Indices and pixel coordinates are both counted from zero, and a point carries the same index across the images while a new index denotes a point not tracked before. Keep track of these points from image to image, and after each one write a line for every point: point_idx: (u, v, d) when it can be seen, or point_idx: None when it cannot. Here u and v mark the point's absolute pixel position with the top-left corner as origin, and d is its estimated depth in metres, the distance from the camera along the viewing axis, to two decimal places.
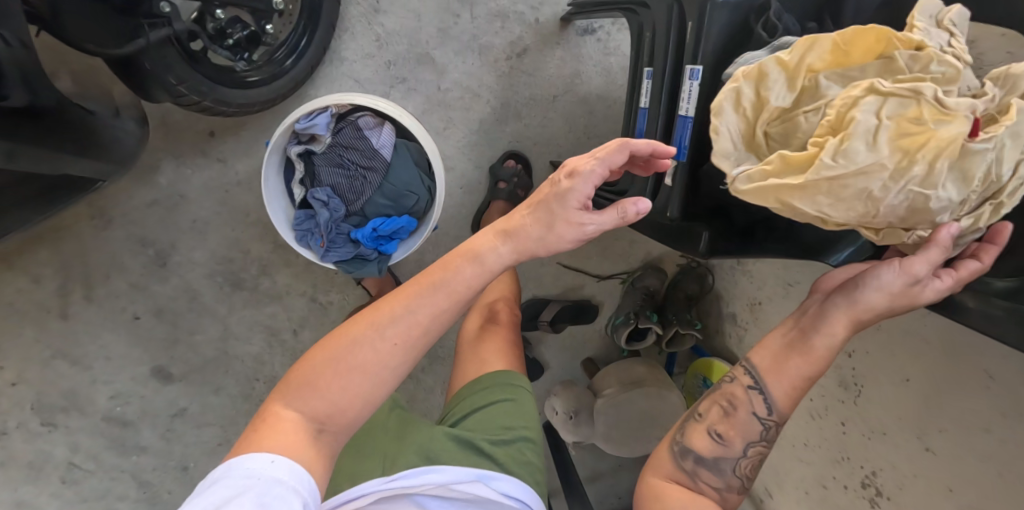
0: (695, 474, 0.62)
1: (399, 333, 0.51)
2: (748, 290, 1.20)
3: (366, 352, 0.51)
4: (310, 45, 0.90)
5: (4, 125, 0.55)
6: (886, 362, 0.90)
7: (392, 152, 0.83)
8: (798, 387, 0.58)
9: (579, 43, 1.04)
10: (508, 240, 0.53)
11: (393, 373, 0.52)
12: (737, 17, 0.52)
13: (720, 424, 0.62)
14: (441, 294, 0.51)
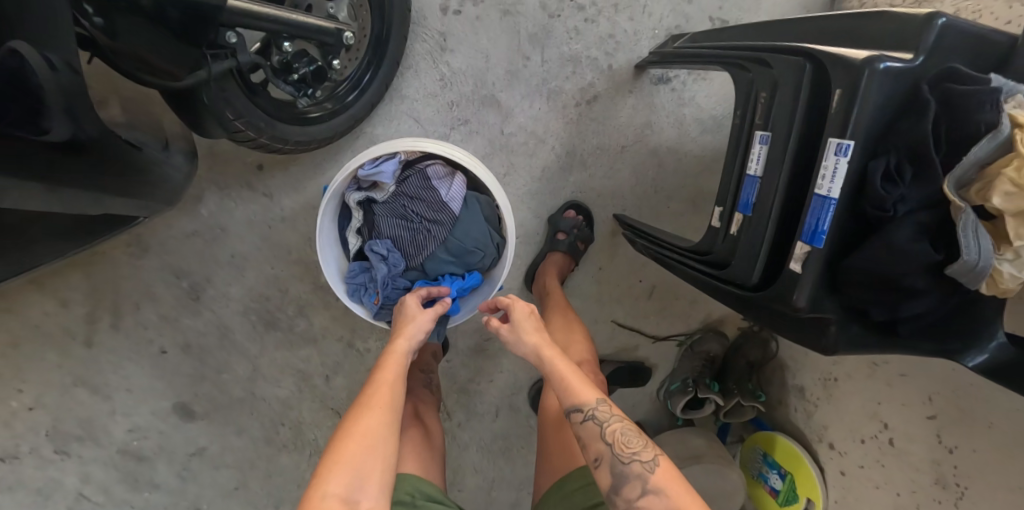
0: (623, 501, 0.61)
1: (382, 399, 0.63)
2: (821, 363, 1.10)
3: (365, 424, 0.60)
4: (373, 81, 0.84)
5: (37, 165, 0.45)
6: (1000, 464, 0.78)
7: (460, 206, 0.77)
8: (567, 383, 0.68)
9: (653, 92, 0.98)
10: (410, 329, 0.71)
11: (388, 433, 0.61)
12: (901, 85, 0.44)
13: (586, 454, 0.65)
14: (394, 360, 0.67)
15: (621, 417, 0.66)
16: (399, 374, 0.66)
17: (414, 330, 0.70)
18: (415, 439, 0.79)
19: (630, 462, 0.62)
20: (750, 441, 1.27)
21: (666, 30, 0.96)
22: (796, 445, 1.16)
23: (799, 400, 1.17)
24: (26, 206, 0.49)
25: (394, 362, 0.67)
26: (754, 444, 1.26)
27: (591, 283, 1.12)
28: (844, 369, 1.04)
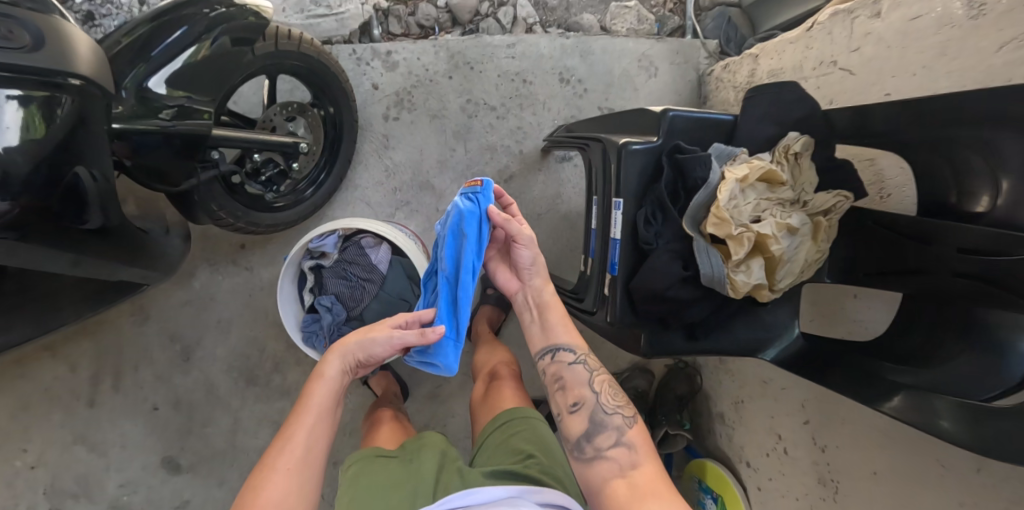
0: (596, 445, 0.73)
1: (290, 458, 0.69)
2: (731, 389, 1.27)
3: (274, 486, 0.66)
4: (328, 177, 1.10)
5: (76, 241, 0.67)
6: (855, 456, 0.91)
7: (387, 266, 0.98)
8: (557, 321, 0.85)
9: (558, 169, 1.23)
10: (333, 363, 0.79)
11: (301, 484, 0.67)
12: (646, 163, 0.68)
13: (569, 397, 0.78)
14: (314, 403, 0.75)
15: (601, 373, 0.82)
16: (316, 421, 0.74)
17: (341, 355, 0.78)
18: (393, 428, 0.97)
19: (612, 413, 0.76)
20: (689, 471, 1.39)
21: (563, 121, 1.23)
22: (722, 468, 1.28)
23: (721, 426, 1.32)
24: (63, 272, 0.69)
25: (314, 409, 0.75)
26: (692, 472, 1.38)
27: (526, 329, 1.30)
28: (747, 391, 1.21)
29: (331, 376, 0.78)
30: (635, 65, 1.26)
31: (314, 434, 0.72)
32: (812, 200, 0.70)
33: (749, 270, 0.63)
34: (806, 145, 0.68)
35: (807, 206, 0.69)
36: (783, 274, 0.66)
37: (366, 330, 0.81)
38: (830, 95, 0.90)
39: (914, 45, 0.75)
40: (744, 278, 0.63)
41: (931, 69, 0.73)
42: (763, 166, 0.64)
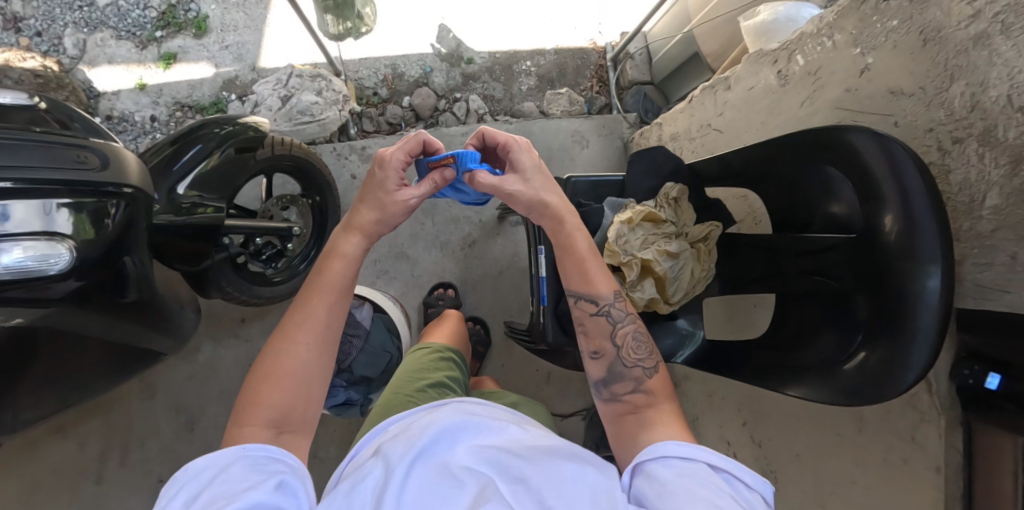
0: (612, 391, 0.77)
1: (308, 336, 0.71)
2: (688, 409, 1.42)
3: (291, 360, 0.69)
4: (317, 253, 1.31)
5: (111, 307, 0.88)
6: (782, 444, 1.05)
7: (370, 322, 1.17)
8: (585, 272, 0.80)
9: (513, 231, 1.46)
10: (358, 235, 0.78)
11: (315, 361, 0.70)
12: None
13: (590, 345, 0.79)
14: (335, 273, 0.75)
15: (634, 322, 0.80)
16: (336, 300, 0.74)
17: (368, 227, 0.78)
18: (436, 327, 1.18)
19: (632, 365, 0.77)
20: None
21: None
22: None
23: None
24: (96, 330, 0.90)
25: (332, 288, 0.74)
26: None
27: (500, 374, 1.45)
28: (698, 409, 1.36)
29: (351, 255, 0.77)
30: (570, 141, 1.52)
31: (331, 314, 0.73)
32: (696, 230, 0.92)
33: (640, 287, 0.88)
34: (681, 190, 0.91)
35: (692, 237, 0.92)
36: (673, 287, 0.90)
37: (377, 201, 0.78)
38: (710, 149, 1.13)
39: (751, 114, 1.01)
40: (637, 293, 0.88)
41: (766, 125, 0.97)
42: (643, 210, 0.89)
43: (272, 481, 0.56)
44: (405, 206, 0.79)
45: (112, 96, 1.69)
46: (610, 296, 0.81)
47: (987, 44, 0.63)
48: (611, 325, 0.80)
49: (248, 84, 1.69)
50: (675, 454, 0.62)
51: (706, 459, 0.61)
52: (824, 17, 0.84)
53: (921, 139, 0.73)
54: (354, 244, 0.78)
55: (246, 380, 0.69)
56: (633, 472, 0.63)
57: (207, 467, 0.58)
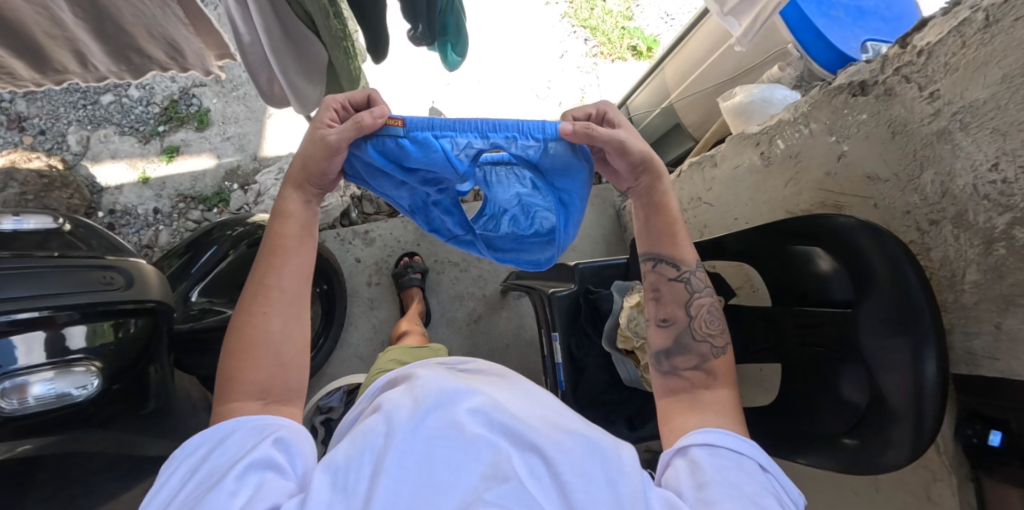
0: (672, 361, 0.75)
1: (269, 303, 0.68)
2: None
3: (261, 327, 0.67)
4: (327, 339, 1.34)
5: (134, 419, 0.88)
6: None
7: None
8: (670, 236, 0.79)
9: (517, 304, 1.49)
10: (299, 190, 0.72)
11: (286, 323, 0.68)
12: (569, 303, 0.96)
13: (663, 312, 0.77)
14: (287, 231, 0.71)
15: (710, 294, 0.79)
16: (291, 262, 0.70)
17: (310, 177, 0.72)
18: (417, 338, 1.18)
19: (702, 340, 0.76)
20: None
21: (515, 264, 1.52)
22: None
23: None
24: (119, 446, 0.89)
25: (282, 251, 0.70)
26: None
27: None
28: None
29: (297, 212, 0.72)
30: None
31: (285, 276, 0.69)
32: None
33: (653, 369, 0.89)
34: None
35: None
36: None
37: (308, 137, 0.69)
38: (702, 222, 1.20)
39: (736, 196, 1.09)
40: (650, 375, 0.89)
41: (755, 201, 1.04)
42: None
43: (270, 439, 0.57)
44: (325, 145, 0.67)
45: (115, 190, 1.73)
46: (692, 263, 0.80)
47: (949, 138, 0.70)
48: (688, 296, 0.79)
49: (251, 173, 1.74)
50: (725, 445, 0.62)
51: (759, 460, 0.62)
52: (799, 107, 0.92)
53: (899, 220, 0.79)
54: (299, 203, 0.72)
55: (222, 357, 0.67)
56: (678, 454, 0.64)
57: (209, 439, 0.59)
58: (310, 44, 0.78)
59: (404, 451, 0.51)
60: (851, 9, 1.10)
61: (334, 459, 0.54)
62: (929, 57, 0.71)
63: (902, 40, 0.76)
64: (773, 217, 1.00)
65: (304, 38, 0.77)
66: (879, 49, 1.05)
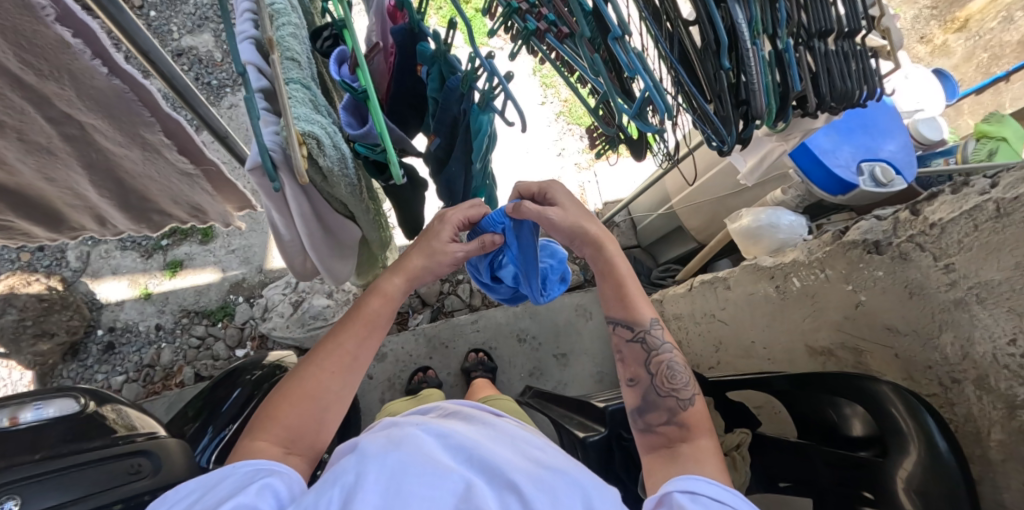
0: (643, 420, 0.76)
1: (335, 363, 0.70)
2: None
3: (315, 383, 0.69)
4: None
5: None
6: None
7: None
8: (628, 301, 0.82)
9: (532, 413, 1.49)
10: (401, 274, 0.78)
11: (339, 388, 0.70)
12: (600, 449, 0.97)
13: (626, 374, 0.81)
14: (378, 302, 0.75)
15: (671, 348, 0.81)
16: (371, 334, 0.74)
17: (414, 263, 0.78)
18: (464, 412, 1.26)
19: (666, 394, 0.76)
20: None
21: (527, 372, 1.51)
22: None
23: None
24: None
25: (372, 324, 0.74)
26: None
27: None
28: None
29: (393, 293, 0.77)
30: (574, 315, 1.55)
31: (362, 346, 0.73)
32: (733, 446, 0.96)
33: None
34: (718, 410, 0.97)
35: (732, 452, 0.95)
36: None
37: (427, 249, 0.79)
38: (717, 338, 1.24)
39: (749, 325, 1.13)
40: None
41: (771, 327, 1.06)
42: None
43: (258, 484, 0.54)
44: (449, 256, 0.80)
45: (115, 306, 1.70)
46: (649, 321, 0.82)
47: (966, 308, 0.71)
48: (647, 353, 0.81)
49: (256, 285, 1.74)
50: (705, 492, 0.58)
51: (745, 509, 0.57)
52: (814, 251, 0.97)
53: (921, 373, 0.79)
54: (394, 285, 0.77)
55: (269, 393, 0.69)
56: (658, 507, 0.60)
57: (202, 485, 0.56)
58: (347, 228, 0.74)
59: (374, 484, 0.52)
60: (843, 129, 1.16)
61: (303, 498, 0.54)
62: (941, 232, 0.75)
63: (914, 208, 0.82)
64: (791, 347, 1.02)
65: (340, 224, 0.73)
66: (873, 171, 1.12)
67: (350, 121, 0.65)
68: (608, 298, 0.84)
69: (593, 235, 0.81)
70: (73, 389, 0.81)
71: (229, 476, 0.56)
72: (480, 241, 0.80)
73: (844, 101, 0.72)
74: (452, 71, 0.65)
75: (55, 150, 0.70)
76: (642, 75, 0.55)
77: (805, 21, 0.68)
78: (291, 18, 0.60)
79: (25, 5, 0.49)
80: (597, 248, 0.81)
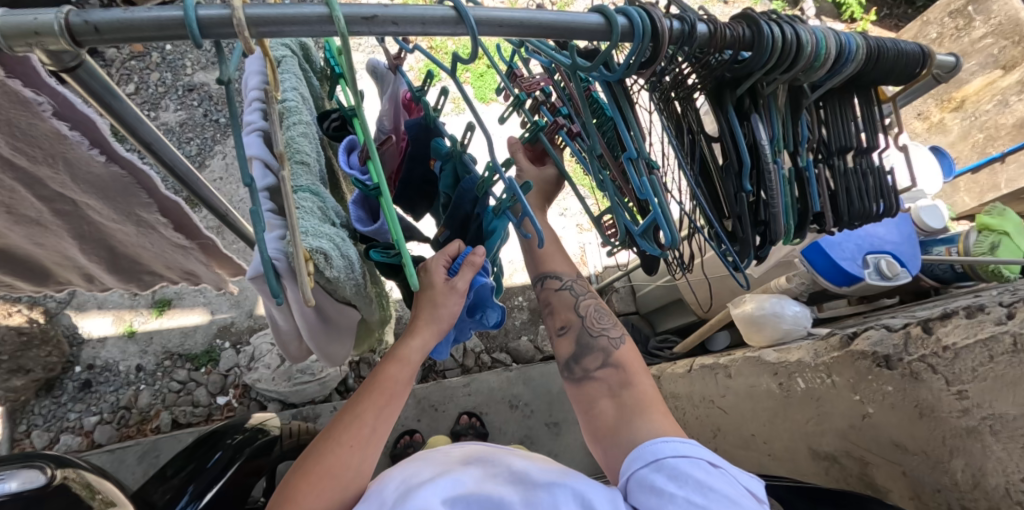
0: (584, 365, 0.82)
1: (354, 437, 0.63)
2: None
3: (334, 461, 0.61)
4: None
5: None
6: None
7: None
8: (550, 254, 0.89)
9: None
10: (415, 336, 0.66)
11: (359, 464, 0.63)
12: None
13: (557, 323, 0.87)
14: (395, 369, 0.66)
15: (593, 296, 0.88)
16: (390, 405, 0.66)
17: (429, 315, 0.64)
18: None
19: (599, 335, 0.83)
20: None
21: (517, 440, 1.46)
22: None
23: None
24: None
25: (390, 394, 0.66)
26: None
27: None
28: None
29: (413, 357, 0.66)
30: None
31: (380, 417, 0.65)
32: None
33: None
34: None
35: None
36: None
37: (429, 300, 0.64)
38: (715, 424, 1.22)
39: (750, 420, 1.10)
40: None
41: (772, 424, 1.04)
42: None
43: None
44: (450, 289, 0.64)
45: (96, 343, 1.64)
46: (571, 274, 0.88)
47: (978, 438, 0.68)
48: (575, 300, 0.87)
49: (244, 331, 1.71)
50: (668, 454, 0.62)
51: (706, 457, 0.62)
52: (819, 354, 0.96)
53: (931, 496, 0.74)
54: (412, 350, 0.66)
55: (288, 473, 0.63)
56: (628, 481, 0.62)
57: None
58: (348, 314, 0.65)
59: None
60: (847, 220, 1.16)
61: None
62: (953, 357, 0.73)
63: (926, 325, 0.80)
64: (793, 446, 0.99)
65: (341, 311, 0.64)
66: (879, 264, 1.10)
67: (361, 218, 0.63)
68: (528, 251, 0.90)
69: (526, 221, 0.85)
70: (38, 460, 0.73)
71: None
72: (467, 262, 0.63)
73: (860, 218, 0.71)
74: (467, 170, 0.62)
75: (45, 222, 0.67)
76: (656, 202, 0.52)
77: (824, 137, 0.68)
78: (302, 116, 0.60)
79: (22, 101, 0.44)
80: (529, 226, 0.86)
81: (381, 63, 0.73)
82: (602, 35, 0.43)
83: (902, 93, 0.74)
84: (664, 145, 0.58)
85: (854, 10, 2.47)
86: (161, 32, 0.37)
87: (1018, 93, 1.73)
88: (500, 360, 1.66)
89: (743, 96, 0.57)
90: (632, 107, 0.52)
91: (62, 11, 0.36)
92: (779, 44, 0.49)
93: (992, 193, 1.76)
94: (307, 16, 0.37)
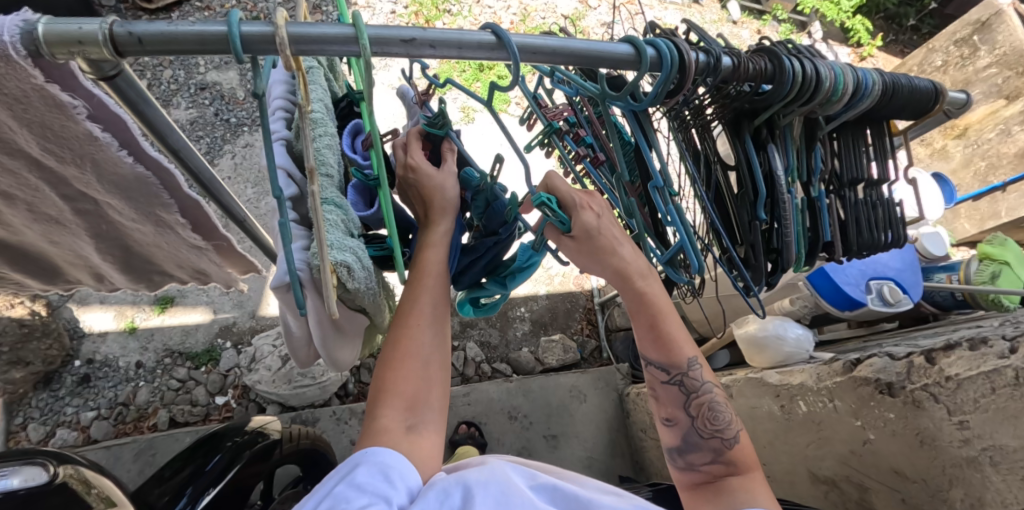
0: (689, 462, 0.71)
1: (416, 317, 0.62)
2: None
3: (406, 345, 0.61)
4: None
5: None
6: None
7: None
8: (660, 336, 0.70)
9: None
10: (442, 222, 0.63)
11: (430, 341, 0.62)
12: None
13: (663, 414, 0.74)
14: (432, 251, 0.62)
15: (712, 383, 0.72)
16: (438, 281, 0.63)
17: (440, 198, 0.62)
18: None
19: (710, 436, 0.70)
20: None
21: (515, 451, 1.46)
22: None
23: None
24: None
25: (433, 274, 0.62)
26: None
27: None
28: None
29: (443, 239, 0.63)
30: (569, 396, 1.52)
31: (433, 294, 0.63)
32: None
33: None
34: None
35: None
36: None
37: (431, 189, 0.62)
38: None
39: (752, 443, 1.11)
40: None
41: (774, 446, 1.05)
42: None
43: (379, 470, 0.54)
44: (443, 177, 0.62)
45: (97, 337, 1.64)
46: (691, 356, 0.71)
47: (978, 468, 0.68)
48: (686, 394, 0.72)
49: (246, 332, 1.71)
50: None
51: None
52: (822, 378, 0.96)
53: None
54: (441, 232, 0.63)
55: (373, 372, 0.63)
56: None
57: (335, 476, 0.54)
58: (356, 320, 0.65)
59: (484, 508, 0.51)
60: None
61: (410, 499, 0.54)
62: (956, 387, 0.73)
63: (928, 355, 0.81)
64: (795, 470, 0.99)
65: (350, 320, 0.63)
66: (881, 289, 1.12)
67: (357, 203, 0.66)
68: (638, 333, 0.72)
69: (641, 290, 0.65)
70: (41, 454, 0.74)
71: (359, 468, 0.54)
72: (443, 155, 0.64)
73: (869, 248, 0.72)
74: (496, 198, 0.66)
75: (64, 221, 0.67)
76: (679, 229, 0.53)
77: (836, 169, 0.69)
78: (328, 127, 0.61)
79: (58, 104, 0.45)
80: (639, 302, 0.66)
81: (407, 92, 0.73)
82: (630, 64, 0.45)
83: (913, 128, 0.76)
84: (681, 171, 0.59)
85: (861, 36, 2.50)
86: (202, 47, 0.37)
87: (1022, 123, 1.74)
88: (500, 370, 1.67)
89: (760, 125, 0.58)
90: (654, 132, 0.53)
91: (106, 21, 0.36)
92: (800, 78, 0.50)
93: (992, 221, 1.78)
94: (346, 37, 0.37)
